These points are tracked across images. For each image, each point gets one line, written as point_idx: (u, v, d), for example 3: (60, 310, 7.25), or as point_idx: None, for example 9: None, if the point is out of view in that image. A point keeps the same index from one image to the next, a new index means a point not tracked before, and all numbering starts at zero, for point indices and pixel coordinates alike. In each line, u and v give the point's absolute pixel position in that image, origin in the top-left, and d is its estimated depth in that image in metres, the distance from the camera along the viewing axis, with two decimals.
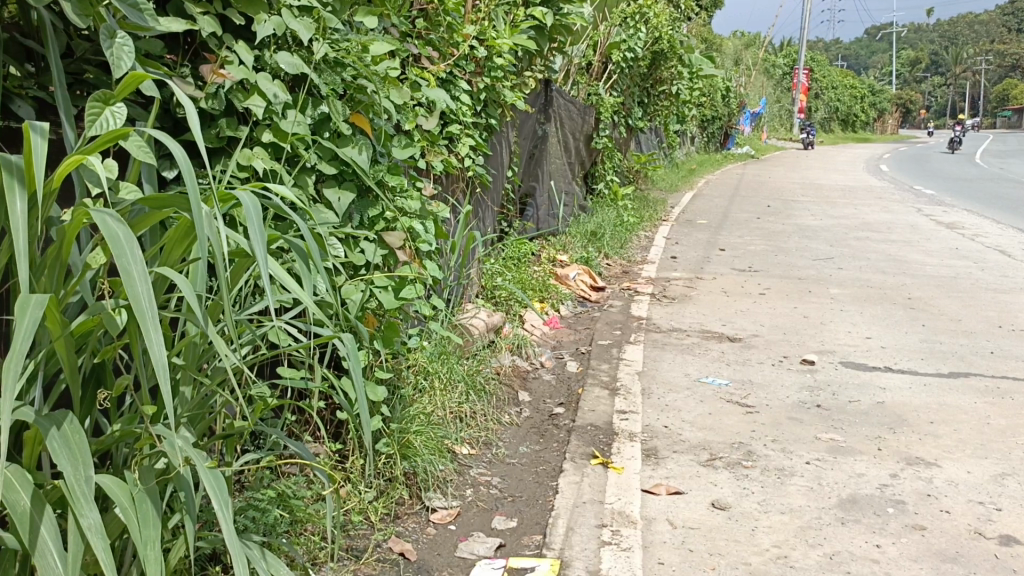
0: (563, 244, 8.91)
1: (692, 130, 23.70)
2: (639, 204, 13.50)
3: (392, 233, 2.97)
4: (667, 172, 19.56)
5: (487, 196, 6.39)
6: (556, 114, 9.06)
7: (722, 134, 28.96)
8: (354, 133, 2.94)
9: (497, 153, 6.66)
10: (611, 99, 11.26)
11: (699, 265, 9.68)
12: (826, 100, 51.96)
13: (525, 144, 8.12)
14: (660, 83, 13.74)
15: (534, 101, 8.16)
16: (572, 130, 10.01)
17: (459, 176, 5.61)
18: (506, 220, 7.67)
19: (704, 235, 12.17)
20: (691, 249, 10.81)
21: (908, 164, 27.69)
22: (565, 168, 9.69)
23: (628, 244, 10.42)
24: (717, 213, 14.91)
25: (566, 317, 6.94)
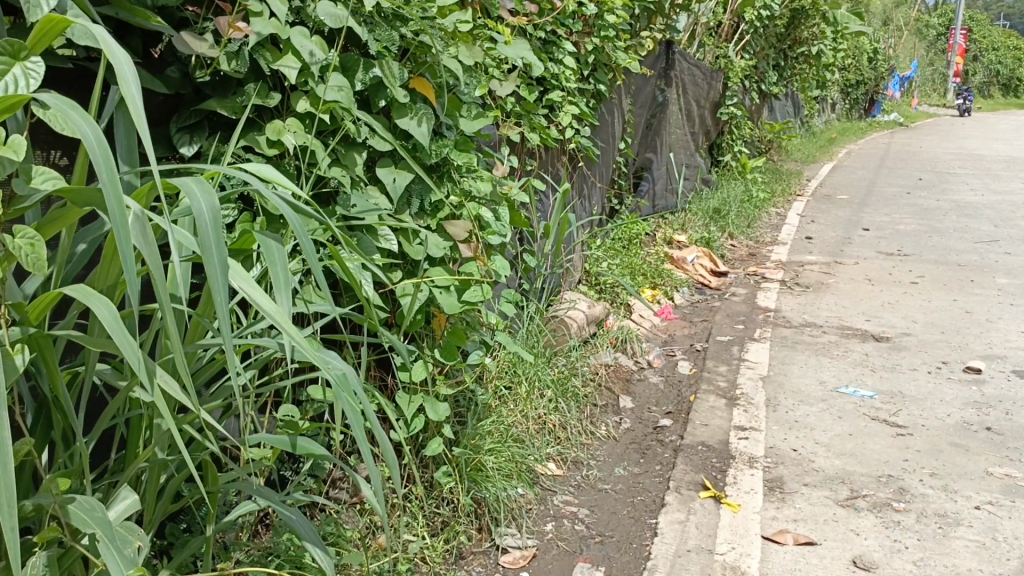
0: (681, 224, 8.17)
1: (832, 95, 21.81)
2: (770, 177, 12.39)
3: (456, 223, 2.49)
4: (803, 142, 18.03)
5: (595, 170, 5.79)
6: (678, 79, 8.26)
7: (868, 99, 26.57)
8: (414, 101, 2.40)
9: (608, 123, 6.02)
10: (743, 62, 10.25)
11: (837, 248, 8.65)
12: (990, 60, 46.88)
13: (642, 112, 7.40)
14: (799, 43, 12.47)
15: (653, 64, 7.42)
16: (696, 96, 9.15)
17: (563, 147, 5.04)
18: (618, 196, 7.03)
19: (844, 213, 10.97)
20: (827, 229, 9.73)
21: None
22: (687, 139, 8.88)
23: (755, 222, 9.49)
24: (859, 187, 13.51)
25: (681, 306, 6.26)
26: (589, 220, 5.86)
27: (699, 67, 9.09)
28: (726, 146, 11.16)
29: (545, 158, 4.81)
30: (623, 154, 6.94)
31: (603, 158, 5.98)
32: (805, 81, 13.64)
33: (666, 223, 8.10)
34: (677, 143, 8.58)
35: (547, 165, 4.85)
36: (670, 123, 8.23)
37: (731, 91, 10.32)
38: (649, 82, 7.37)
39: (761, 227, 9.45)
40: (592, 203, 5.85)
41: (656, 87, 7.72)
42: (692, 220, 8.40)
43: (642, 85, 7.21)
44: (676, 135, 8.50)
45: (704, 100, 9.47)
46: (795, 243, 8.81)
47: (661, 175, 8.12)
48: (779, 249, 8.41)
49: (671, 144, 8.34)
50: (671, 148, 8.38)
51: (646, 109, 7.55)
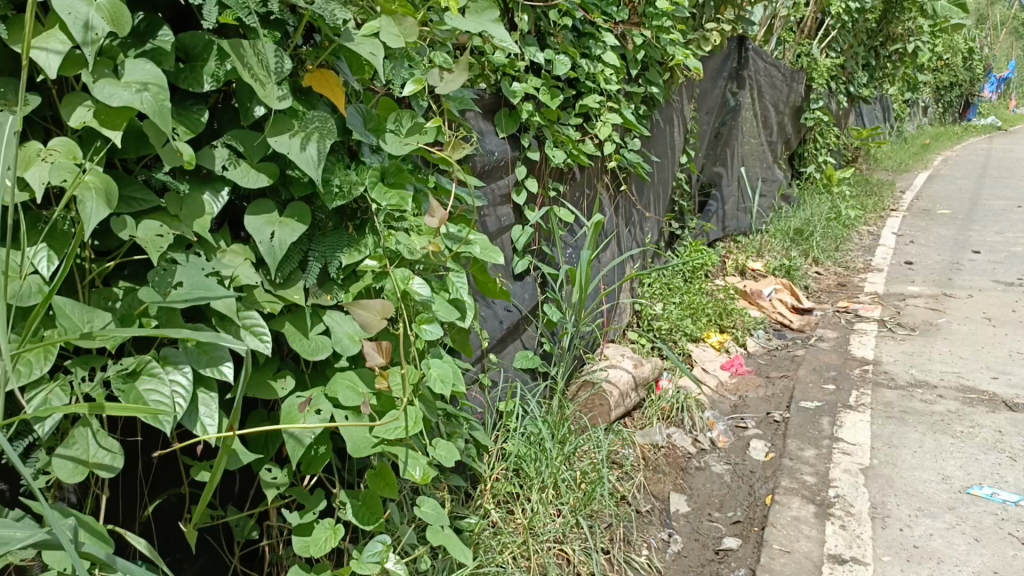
0: (754, 250, 7.05)
1: (925, 97, 19.96)
2: (860, 190, 11.00)
3: (368, 304, 1.65)
4: (894, 149, 16.33)
5: (647, 189, 4.81)
6: (752, 80, 7.16)
7: (964, 102, 24.38)
8: (312, 107, 1.57)
9: (663, 133, 5.01)
10: (829, 61, 9.00)
11: (944, 274, 7.31)
12: None
13: (709, 118, 6.34)
14: (892, 39, 11.05)
15: (721, 61, 6.35)
16: (772, 100, 7.99)
17: (603, 160, 4.10)
18: (679, 217, 5.96)
19: (948, 229, 9.51)
20: (931, 250, 8.35)
21: None
22: (763, 149, 7.72)
23: (844, 243, 8.21)
24: (964, 199, 11.91)
25: (754, 352, 5.15)
26: (642, 249, 4.87)
27: (776, 66, 7.94)
28: (807, 155, 9.88)
29: (579, 178, 3.89)
30: (684, 168, 5.89)
31: (655, 174, 4.98)
32: (899, 81, 12.16)
33: (738, 250, 6.98)
34: (751, 153, 7.44)
35: (581, 187, 3.92)
36: (742, 132, 7.11)
37: (815, 93, 9.07)
38: (715, 83, 6.31)
39: (851, 249, 8.15)
40: (644, 228, 4.85)
41: (726, 88, 6.64)
42: (768, 244, 7.23)
43: (709, 86, 6.17)
44: (750, 144, 7.36)
45: (781, 103, 8.30)
46: (891, 268, 7.52)
47: (732, 192, 7.02)
48: (873, 278, 7.15)
49: (744, 155, 7.22)
50: (745, 161, 7.26)
51: (714, 114, 6.48)
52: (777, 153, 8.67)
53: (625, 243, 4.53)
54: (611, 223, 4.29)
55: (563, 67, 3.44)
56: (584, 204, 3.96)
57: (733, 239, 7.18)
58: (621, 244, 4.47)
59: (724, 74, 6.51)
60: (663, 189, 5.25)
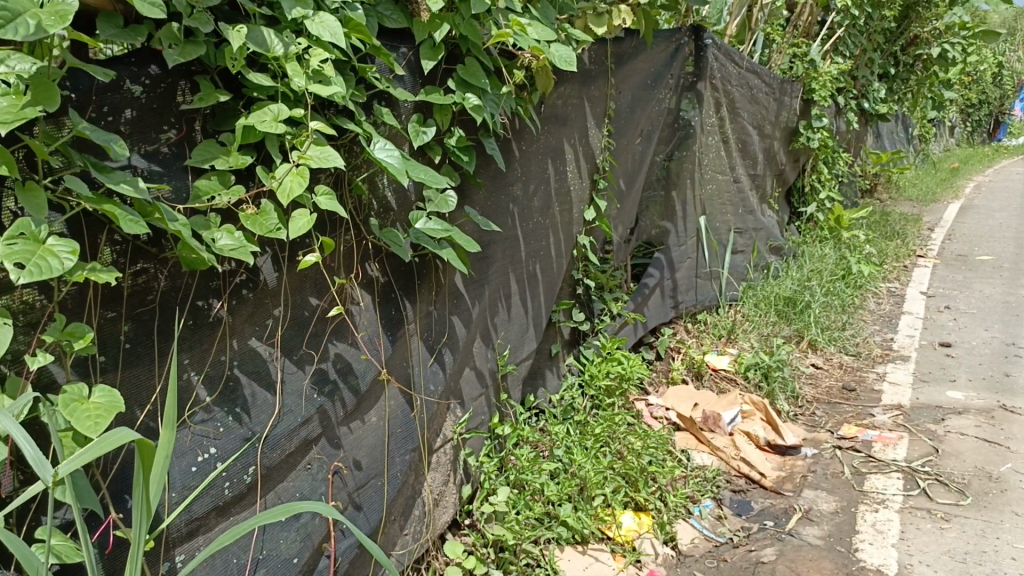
0: (715, 342, 4.99)
1: (952, 116, 17.73)
2: (879, 230, 8.81)
3: None
4: (917, 175, 14.03)
5: (478, 273, 2.81)
6: (716, 89, 5.13)
7: (992, 120, 21.96)
8: None
9: (517, 178, 3.05)
10: (832, 69, 6.91)
11: (997, 362, 5.05)
12: None
13: (639, 149, 4.33)
14: (915, 42, 8.88)
15: (655, 64, 4.36)
16: (750, 120, 5.93)
17: (337, 241, 2.11)
18: (585, 304, 3.93)
19: (993, 283, 7.22)
20: (974, 319, 6.08)
21: None
22: (736, 188, 5.65)
23: (854, 315, 6.02)
24: (1008, 238, 9.63)
25: (690, 552, 2.97)
26: (477, 381, 2.85)
27: (758, 75, 5.89)
28: (810, 191, 7.73)
29: (266, 284, 1.91)
30: (592, 226, 3.86)
31: (502, 247, 3.00)
32: (924, 96, 9.98)
33: (694, 344, 4.89)
34: (721, 194, 5.34)
35: (270, 302, 1.92)
36: (702, 165, 5.05)
37: (816, 110, 6.95)
38: (646, 96, 4.31)
39: (863, 323, 5.93)
40: (478, 345, 2.85)
41: (670, 103, 4.62)
42: (736, 330, 5.16)
43: (634, 100, 4.17)
44: (718, 180, 5.30)
45: (765, 123, 6.23)
46: (920, 355, 5.29)
47: (690, 255, 4.95)
48: (895, 375, 4.93)
49: (707, 201, 5.15)
50: (709, 207, 5.18)
51: (651, 140, 4.46)
52: (762, 191, 6.57)
53: (423, 389, 2.47)
54: (373, 362, 2.23)
55: (32, 33, 1.30)
56: (280, 336, 1.94)
57: (693, 321, 5.13)
58: (412, 394, 2.40)
59: (666, 84, 4.50)
60: (529, 267, 3.29)
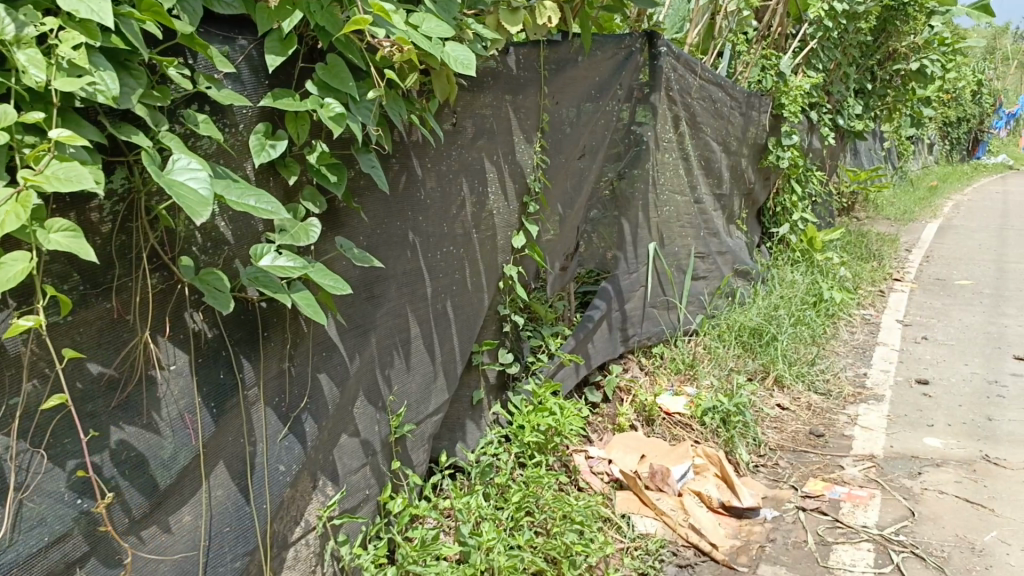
0: (667, 381, 4.52)
1: (931, 134, 17.49)
2: (854, 251, 8.41)
3: None
4: (896, 194, 13.69)
5: (360, 317, 2.31)
6: (673, 103, 4.72)
7: (972, 139, 21.77)
8: None
9: (412, 203, 2.62)
10: (803, 83, 6.52)
11: (978, 404, 4.61)
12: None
13: (576, 167, 3.90)
14: (892, 57, 8.53)
15: (596, 74, 3.94)
16: (714, 136, 5.51)
17: (128, 288, 1.65)
18: (514, 344, 3.43)
19: (974, 311, 6.80)
20: (953, 352, 5.64)
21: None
22: (697, 210, 5.22)
23: (825, 346, 5.58)
24: (988, 261, 9.26)
25: None
26: (360, 451, 2.35)
27: (722, 87, 5.47)
28: (781, 211, 7.32)
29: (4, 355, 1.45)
30: (522, 254, 3.38)
31: (394, 285, 2.51)
32: (902, 113, 9.64)
33: (645, 385, 4.41)
34: (680, 216, 4.89)
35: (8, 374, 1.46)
36: (658, 184, 4.60)
37: (787, 126, 6.54)
38: (584, 108, 3.88)
39: (835, 356, 5.48)
40: (361, 405, 2.34)
41: (618, 116, 4.20)
42: (693, 367, 4.70)
43: (569, 113, 3.75)
44: (676, 201, 4.85)
45: (730, 139, 5.81)
46: (896, 394, 4.84)
47: (642, 284, 4.50)
48: (868, 418, 4.47)
49: (663, 224, 4.70)
50: (665, 231, 4.73)
51: (593, 158, 4.03)
52: (729, 211, 6.14)
53: (269, 471, 1.96)
54: (183, 446, 1.76)
55: None
56: (20, 424, 1.47)
57: (646, 356, 4.67)
58: (250, 479, 1.91)
59: (610, 95, 4.07)
60: (435, 306, 2.78)
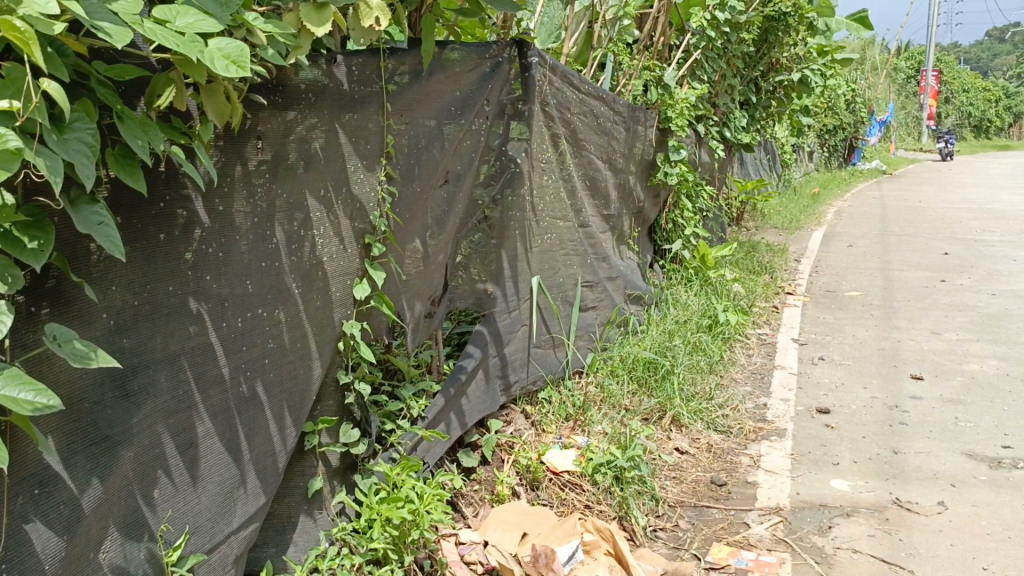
0: (554, 431, 4.01)
1: (811, 142, 18.02)
2: (747, 265, 8.25)
3: None
4: (782, 202, 13.89)
5: (102, 426, 1.76)
6: (549, 118, 4.23)
7: (847, 145, 22.69)
8: None
9: (191, 262, 2.02)
10: (689, 95, 6.22)
11: (882, 435, 4.36)
12: (962, 102, 44.32)
13: (436, 197, 3.33)
14: (775, 68, 8.45)
15: (456, 89, 3.40)
16: (598, 154, 5.09)
17: None
18: (363, 415, 2.81)
19: (866, 326, 6.70)
20: (851, 374, 5.44)
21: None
22: (583, 236, 4.77)
23: (724, 375, 5.24)
24: (873, 270, 9.35)
25: None
26: None
27: (605, 101, 5.06)
28: (673, 228, 7.02)
29: None
30: (369, 306, 2.78)
31: (161, 373, 1.92)
32: (786, 123, 9.63)
33: (531, 439, 3.87)
34: (564, 243, 4.42)
35: None
36: (538, 210, 4.11)
37: (674, 140, 6.22)
38: (445, 128, 3.33)
39: (733, 385, 5.15)
40: (109, 547, 1.80)
41: (487, 136, 3.68)
42: (583, 411, 4.22)
43: (423, 134, 3.19)
44: (559, 227, 4.37)
45: (616, 156, 5.42)
46: (798, 426, 4.54)
47: (523, 323, 3.97)
48: (771, 458, 4.11)
49: (546, 253, 4.21)
50: (548, 261, 4.24)
51: (459, 185, 3.48)
52: (619, 232, 5.75)
53: None
54: None
55: None
56: None
57: (531, 403, 4.15)
58: None
59: (475, 113, 3.54)
60: (234, 388, 2.14)
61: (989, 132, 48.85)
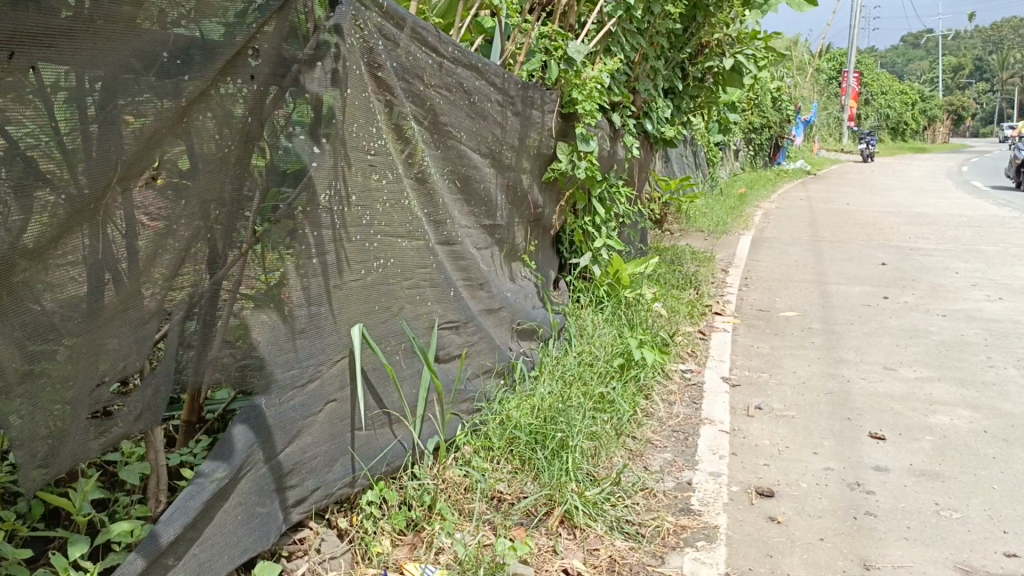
0: (383, 558, 2.66)
1: (736, 140, 17.24)
2: (669, 279, 7.11)
3: None
4: (707, 203, 12.94)
5: None
6: (385, 89, 2.87)
7: (772, 144, 22.16)
8: None
9: None
10: (601, 75, 4.96)
11: (846, 537, 3.22)
12: (877, 105, 45.22)
13: (125, 210, 1.97)
14: (704, 52, 7.32)
15: (178, 27, 2.02)
16: (472, 145, 3.75)
17: None
18: None
19: (807, 358, 5.64)
20: (795, 432, 4.32)
21: (1006, 184, 21.29)
22: (446, 257, 3.43)
23: (637, 439, 4.03)
24: (808, 282, 8.41)
25: None
26: None
27: (484, 74, 3.73)
28: (581, 238, 5.79)
29: None
30: None
31: None
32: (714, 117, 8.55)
33: None
34: (416, 271, 3.07)
35: None
36: (361, 228, 2.75)
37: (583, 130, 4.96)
38: (146, 95, 1.96)
39: (649, 453, 3.94)
40: None
41: (257, 112, 2.31)
42: (432, 519, 2.90)
43: (88, 96, 1.83)
44: (407, 248, 3.02)
45: (501, 150, 4.11)
46: (733, 521, 3.34)
47: (330, 398, 2.61)
48: None
49: (378, 288, 2.85)
50: (382, 300, 2.88)
51: (185, 191, 2.13)
52: (507, 247, 4.46)
53: None
54: None
55: None
56: None
57: (348, 513, 2.81)
58: None
59: (224, 71, 2.16)
60: None
61: (903, 134, 50.15)
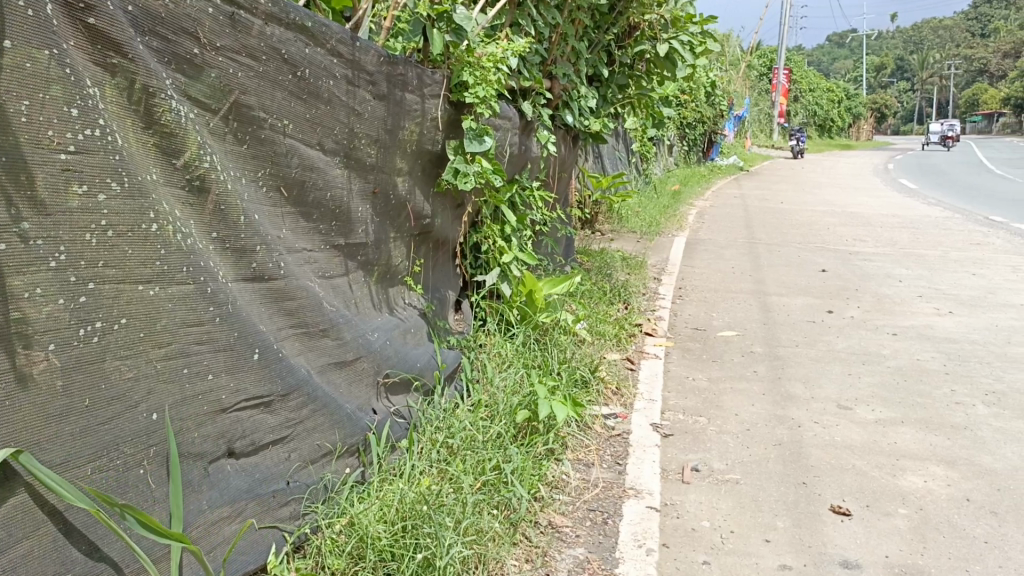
0: None
1: (670, 135, 16.53)
2: (595, 294, 6.16)
3: None
4: (640, 202, 12.11)
5: None
6: (102, 47, 1.83)
7: (706, 139, 21.62)
8: None
9: None
10: (503, 51, 3.94)
11: None
12: (806, 102, 45.65)
13: None
14: (633, 34, 6.41)
15: None
16: (306, 138, 2.69)
17: None
18: None
19: (750, 395, 4.78)
20: (741, 506, 3.41)
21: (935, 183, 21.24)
22: (252, 300, 2.40)
23: (541, 534, 3.05)
24: (746, 293, 7.60)
25: None
26: None
27: (322, 40, 2.69)
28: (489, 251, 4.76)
29: None
30: None
31: None
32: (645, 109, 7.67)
33: None
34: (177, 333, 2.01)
35: None
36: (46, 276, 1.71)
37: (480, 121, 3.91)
38: None
39: (555, 551, 2.97)
40: None
41: None
42: None
43: None
44: (158, 299, 2.00)
45: (361, 145, 3.07)
46: None
47: None
48: None
49: (94, 370, 1.82)
50: (107, 387, 1.85)
51: None
52: (379, 272, 3.41)
53: None
54: None
55: None
56: None
57: None
58: None
59: None
60: None
61: (830, 131, 50.92)
